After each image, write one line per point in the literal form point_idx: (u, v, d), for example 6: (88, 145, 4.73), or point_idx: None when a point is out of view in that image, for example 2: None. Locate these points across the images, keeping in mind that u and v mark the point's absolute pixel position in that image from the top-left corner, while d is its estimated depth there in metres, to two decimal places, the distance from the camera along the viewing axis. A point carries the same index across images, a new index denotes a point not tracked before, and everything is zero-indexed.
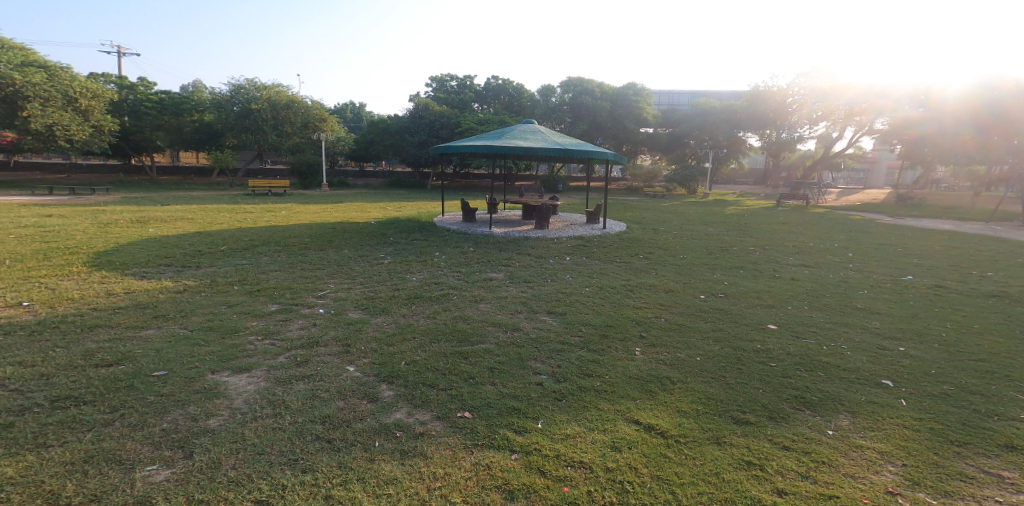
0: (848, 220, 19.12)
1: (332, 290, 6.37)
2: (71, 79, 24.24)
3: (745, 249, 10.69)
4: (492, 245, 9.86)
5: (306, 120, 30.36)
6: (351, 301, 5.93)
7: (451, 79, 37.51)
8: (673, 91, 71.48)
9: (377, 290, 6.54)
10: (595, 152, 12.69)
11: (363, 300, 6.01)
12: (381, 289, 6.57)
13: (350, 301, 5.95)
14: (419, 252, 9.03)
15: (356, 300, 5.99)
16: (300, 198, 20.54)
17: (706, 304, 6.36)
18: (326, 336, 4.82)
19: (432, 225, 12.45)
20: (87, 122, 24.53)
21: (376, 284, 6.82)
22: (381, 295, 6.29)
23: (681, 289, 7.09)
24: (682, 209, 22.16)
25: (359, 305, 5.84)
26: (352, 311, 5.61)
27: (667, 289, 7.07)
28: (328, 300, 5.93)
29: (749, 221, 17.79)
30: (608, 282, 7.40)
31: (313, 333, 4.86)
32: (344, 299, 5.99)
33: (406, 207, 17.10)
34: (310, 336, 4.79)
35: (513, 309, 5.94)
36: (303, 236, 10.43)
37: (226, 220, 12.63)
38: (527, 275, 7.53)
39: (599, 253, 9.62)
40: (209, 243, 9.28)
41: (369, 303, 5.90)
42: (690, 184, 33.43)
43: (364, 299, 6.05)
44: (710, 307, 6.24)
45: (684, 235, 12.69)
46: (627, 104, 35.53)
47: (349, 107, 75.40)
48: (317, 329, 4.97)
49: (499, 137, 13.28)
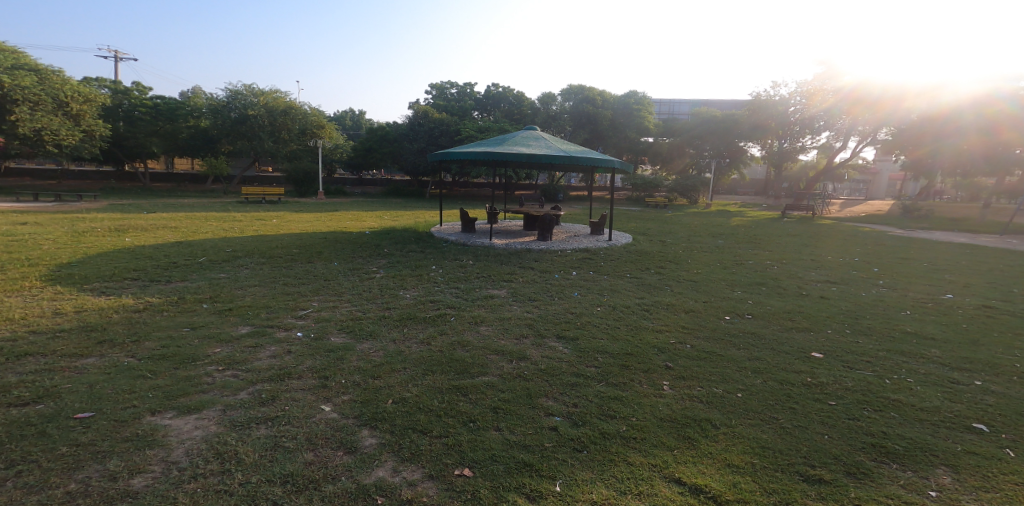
0: (859, 232, 18.50)
1: (315, 309, 5.68)
2: (63, 82, 23.66)
3: (762, 263, 10.02)
4: (492, 258, 9.22)
5: (304, 126, 29.78)
6: (335, 323, 5.24)
7: (450, 86, 37.15)
8: (673, 100, 71.26)
9: (365, 309, 5.85)
10: (602, 159, 12.04)
11: (348, 321, 5.33)
12: (370, 308, 5.88)
13: (333, 322, 5.26)
14: (413, 265, 8.35)
15: (340, 322, 5.30)
16: (294, 206, 19.92)
17: (733, 327, 5.69)
18: (301, 366, 4.14)
19: (429, 235, 11.79)
20: (77, 127, 23.90)
21: (365, 301, 6.15)
22: (369, 315, 5.63)
23: (702, 309, 6.43)
24: (686, 220, 21.55)
25: (343, 327, 5.15)
26: (334, 335, 4.92)
27: (687, 308, 6.42)
28: (308, 321, 5.24)
29: (757, 232, 17.17)
30: (621, 300, 6.75)
31: (285, 363, 4.17)
32: (328, 320, 5.31)
33: (402, 216, 16.46)
34: (282, 365, 4.10)
35: (519, 332, 5.26)
36: (292, 246, 9.75)
37: (213, 229, 11.97)
38: (532, 293, 6.85)
39: (607, 267, 8.98)
40: (188, 254, 8.60)
41: (356, 325, 5.22)
42: (691, 194, 32.96)
43: (349, 321, 5.36)
44: (739, 331, 5.58)
45: (693, 247, 12.05)
46: (628, 113, 35.07)
47: (347, 115, 74.98)
48: (291, 357, 4.28)
49: (500, 144, 12.64)
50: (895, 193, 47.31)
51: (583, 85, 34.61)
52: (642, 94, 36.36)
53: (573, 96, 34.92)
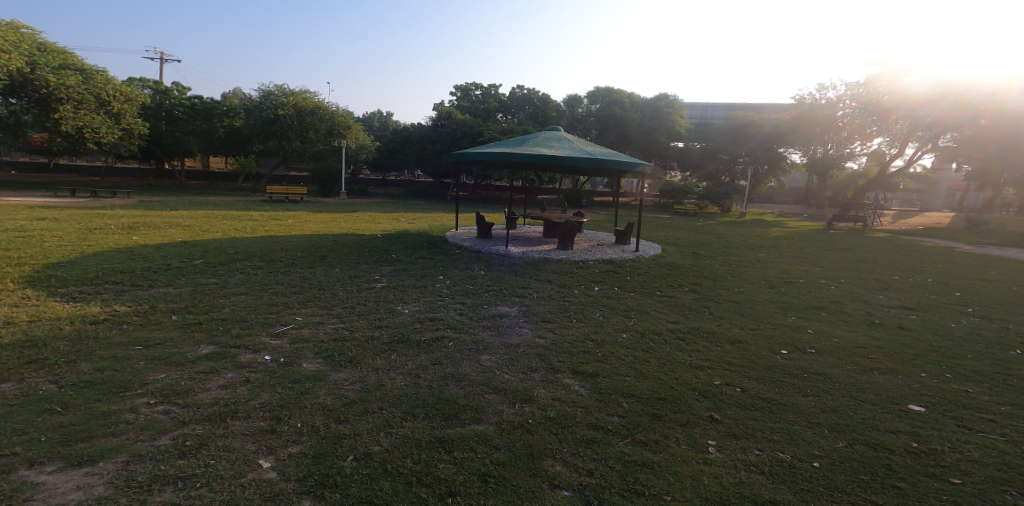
0: (917, 247, 16.76)
1: (296, 325, 4.93)
2: (106, 82, 23.43)
3: (813, 282, 8.83)
4: (506, 268, 8.40)
5: (331, 127, 29.78)
6: (315, 343, 4.51)
7: (475, 88, 36.71)
8: (706, 104, 68.85)
9: (354, 327, 5.10)
10: (630, 163, 11.05)
11: (330, 342, 4.57)
12: (360, 326, 5.13)
13: (312, 342, 4.52)
14: (419, 275, 7.59)
15: (319, 342, 4.55)
16: (315, 206, 19.59)
17: (793, 365, 4.66)
18: (255, 400, 3.38)
19: (443, 240, 11.05)
20: (118, 126, 23.74)
21: (357, 317, 5.41)
22: (358, 334, 4.88)
23: (752, 338, 5.41)
24: (720, 229, 20.21)
25: (319, 350, 4.37)
26: (308, 358, 4.17)
27: (733, 337, 5.43)
28: (284, 340, 4.50)
29: (799, 245, 15.78)
30: (652, 324, 5.78)
31: (237, 394, 3.43)
32: (307, 339, 4.57)
33: (420, 219, 15.84)
34: (231, 399, 3.36)
35: (527, 365, 4.41)
36: (297, 249, 9.14)
37: (226, 228, 11.50)
38: (547, 312, 5.96)
39: (635, 281, 8.02)
40: (187, 254, 8.05)
41: (336, 348, 4.46)
42: (723, 201, 31.34)
43: (330, 342, 4.59)
44: (802, 371, 4.54)
45: (731, 261, 10.91)
46: (658, 116, 33.73)
47: (375, 117, 75.51)
48: (248, 387, 3.55)
49: (520, 144, 11.83)
50: (953, 205, 43.94)
51: (610, 87, 33.46)
52: (675, 96, 34.92)
53: (600, 99, 33.81)
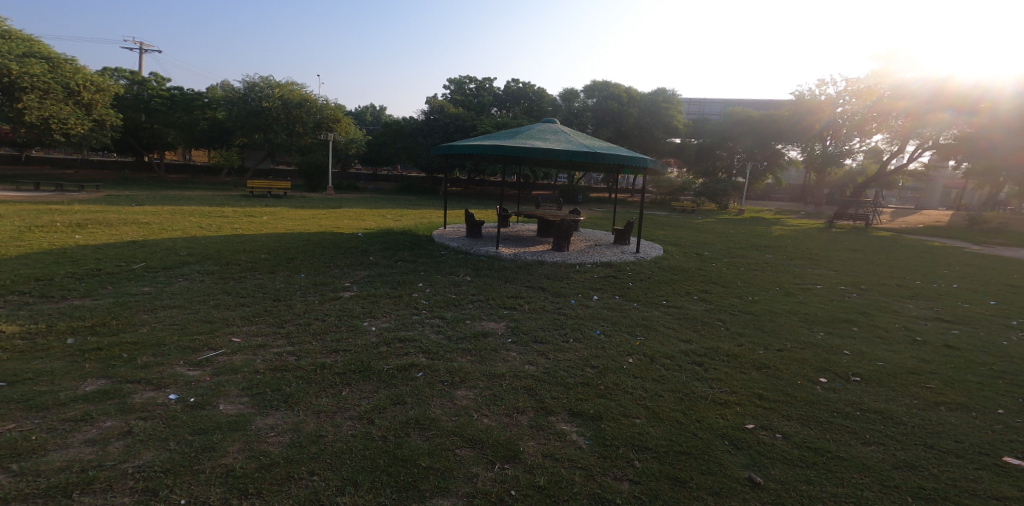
0: (928, 247, 16.03)
1: (228, 349, 3.99)
2: (74, 71, 21.66)
3: (834, 288, 8.02)
4: (495, 272, 7.53)
5: (318, 120, 28.68)
6: (244, 373, 3.59)
7: (469, 82, 35.69)
8: (705, 100, 68.12)
9: (303, 350, 4.18)
10: (631, 157, 10.14)
11: (265, 372, 3.66)
12: (309, 349, 4.20)
13: (241, 372, 3.61)
14: (395, 281, 6.67)
15: (251, 371, 3.64)
16: (297, 202, 18.54)
17: (841, 399, 3.85)
18: (131, 463, 2.48)
19: (429, 240, 10.12)
20: (88, 117, 21.90)
21: (311, 337, 4.49)
22: (305, 360, 3.98)
23: (782, 362, 4.57)
24: (721, 228, 19.41)
25: (248, 384, 3.45)
26: (227, 395, 3.26)
27: (759, 360, 4.59)
28: (204, 370, 3.57)
29: (806, 245, 14.97)
30: (662, 346, 4.94)
31: (104, 454, 2.52)
32: (235, 368, 3.65)
33: (407, 216, 14.87)
34: (93, 462, 2.46)
35: (513, 405, 3.57)
36: (263, 249, 8.13)
37: (190, 225, 10.46)
38: (540, 330, 5.08)
39: (638, 289, 7.16)
40: (132, 255, 7.06)
41: (270, 380, 3.54)
42: (721, 199, 30.70)
43: (265, 372, 3.67)
44: (853, 408, 3.70)
45: (740, 263, 10.09)
46: (656, 111, 32.92)
47: (369, 111, 73.85)
48: (127, 441, 2.64)
49: (512, 136, 10.91)
50: (951, 203, 43.40)
51: (608, 81, 32.72)
52: (672, 91, 34.12)
53: (597, 93, 33.13)
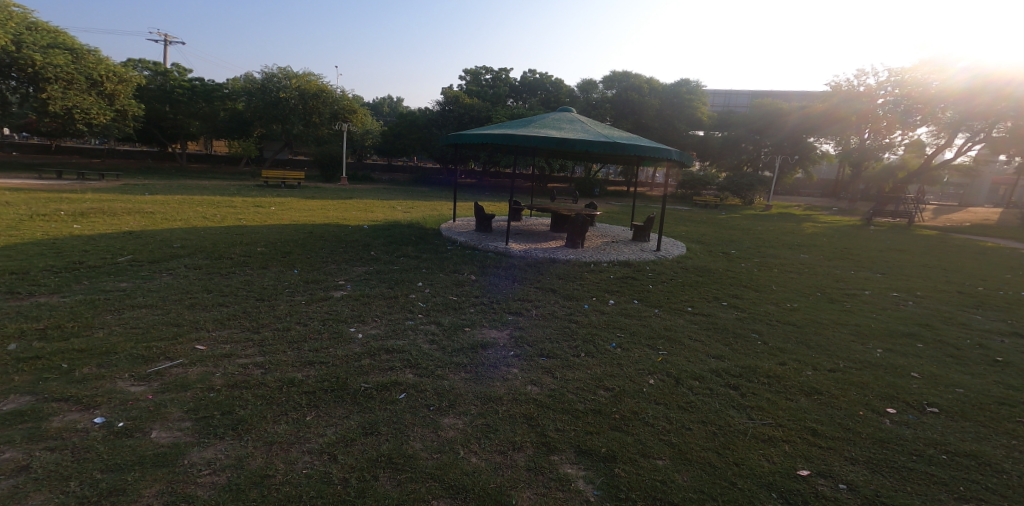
0: (977, 247, 14.80)
1: (186, 359, 3.54)
2: (98, 62, 21.65)
3: (882, 294, 7.19)
4: (501, 270, 6.97)
5: (335, 111, 28.47)
6: (194, 390, 3.16)
7: (486, 72, 35.00)
8: (730, 92, 65.72)
9: (274, 359, 3.71)
10: (655, 147, 9.38)
11: (221, 388, 3.21)
12: (280, 358, 3.73)
13: (191, 388, 3.17)
14: (393, 279, 6.13)
15: (205, 387, 3.20)
16: (309, 192, 18.25)
17: (919, 435, 3.17)
18: None
19: (436, 234, 9.57)
20: (111, 107, 21.92)
21: (288, 342, 4.03)
22: (273, 372, 3.52)
23: (835, 385, 3.88)
24: (748, 224, 18.43)
25: (196, 405, 3.00)
26: (165, 418, 2.84)
27: (808, 383, 3.90)
28: (149, 385, 3.16)
29: (843, 244, 13.96)
30: (688, 364, 4.31)
31: None
32: (185, 383, 3.22)
33: (418, 208, 14.40)
34: None
35: (509, 440, 3.04)
36: (262, 242, 7.67)
37: (194, 215, 10.10)
38: (547, 343, 4.53)
39: (660, 292, 6.48)
40: (121, 248, 6.70)
41: (222, 400, 3.09)
42: (746, 193, 29.10)
43: (220, 390, 3.21)
44: (937, 450, 3.01)
45: (774, 264, 9.28)
46: (679, 102, 31.60)
47: (385, 103, 73.59)
48: (17, 481, 2.26)
49: (526, 125, 10.26)
50: (996, 200, 40.82)
51: (628, 71, 31.51)
52: (697, 82, 32.76)
53: (616, 84, 31.94)
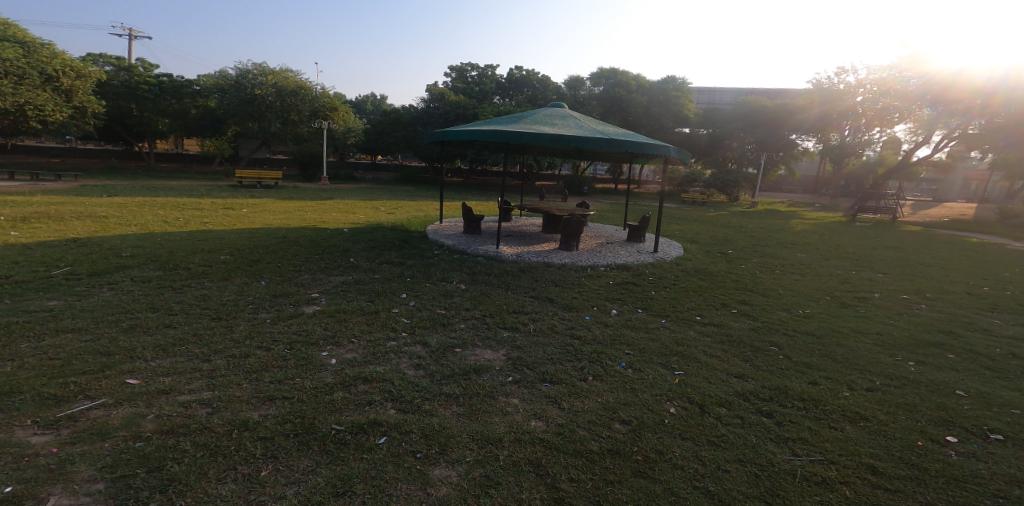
0: (970, 244, 14.70)
1: (110, 398, 2.90)
2: (52, 56, 20.31)
3: (895, 296, 6.84)
4: (494, 276, 6.41)
5: (314, 108, 27.50)
6: (114, 440, 2.53)
7: (471, 69, 34.36)
8: (715, 89, 66.18)
9: (225, 393, 3.08)
10: (653, 144, 8.87)
11: (151, 436, 2.58)
12: (233, 391, 3.11)
13: (111, 437, 2.54)
14: (373, 290, 5.51)
15: (129, 435, 2.57)
16: (287, 192, 17.38)
17: (997, 472, 2.81)
18: None
19: (422, 237, 8.96)
20: (69, 104, 20.59)
21: (246, 371, 3.40)
22: (222, 411, 2.90)
23: (880, 409, 3.47)
24: (739, 222, 18.18)
25: (112, 463, 2.37)
26: (69, 480, 2.23)
27: (849, 408, 3.48)
28: (56, 435, 2.52)
29: (839, 241, 13.73)
30: (711, 386, 3.85)
31: None
32: (103, 430, 2.59)
33: (401, 209, 13.72)
34: None
35: (517, 497, 2.51)
36: (227, 248, 6.94)
37: (154, 218, 9.25)
38: (550, 365, 4.00)
39: (664, 299, 6.00)
40: (63, 258, 5.94)
41: (151, 451, 2.47)
42: (732, 190, 29.06)
43: (150, 439, 2.58)
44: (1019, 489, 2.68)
45: (776, 265, 8.91)
46: (666, 99, 31.35)
47: (368, 101, 72.33)
48: None
49: (515, 121, 9.68)
50: (973, 195, 41.70)
51: (616, 68, 31.22)
52: (683, 80, 32.67)
53: (604, 81, 31.75)
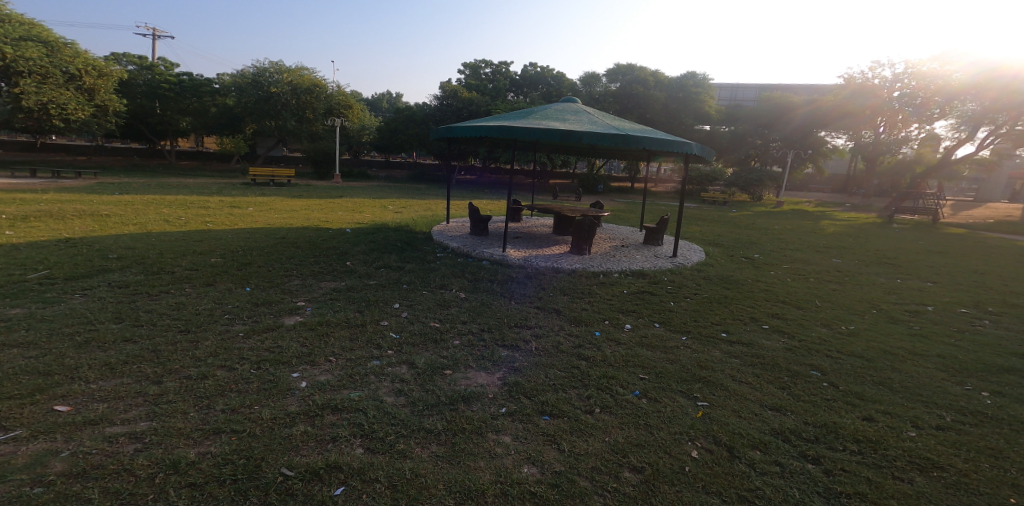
0: (1015, 248, 13.65)
1: (24, 431, 2.51)
2: (75, 55, 20.57)
3: (946, 309, 6.13)
4: (496, 283, 5.91)
5: (329, 106, 27.43)
6: (9, 486, 2.15)
7: (485, 66, 33.90)
8: (736, 85, 64.57)
9: (162, 425, 2.67)
10: (672, 140, 8.24)
11: (53, 481, 2.19)
12: (173, 422, 2.69)
13: (6, 482, 2.17)
14: (364, 299, 5.05)
15: (29, 479, 2.19)
16: (297, 191, 17.17)
17: None
18: None
19: (426, 239, 8.50)
20: (91, 102, 20.83)
21: (197, 396, 2.98)
22: (153, 447, 2.48)
23: (956, 455, 2.96)
24: (762, 222, 17.34)
25: None
26: None
27: (918, 453, 2.96)
28: None
29: (871, 244, 12.86)
30: (744, 420, 3.32)
31: None
32: (1, 473, 2.20)
33: (410, 208, 13.30)
34: None
35: None
36: (219, 249, 6.56)
37: (155, 217, 8.98)
38: (551, 392, 3.50)
39: (685, 311, 5.40)
40: (42, 260, 5.63)
41: (46, 502, 2.08)
42: (754, 189, 28.02)
43: (52, 487, 2.17)
44: None
45: (807, 271, 8.21)
46: (686, 95, 30.38)
47: (385, 99, 72.91)
48: None
49: (525, 116, 9.13)
50: (1012, 194, 39.61)
51: (633, 64, 30.45)
52: (704, 75, 31.62)
53: (621, 77, 30.98)
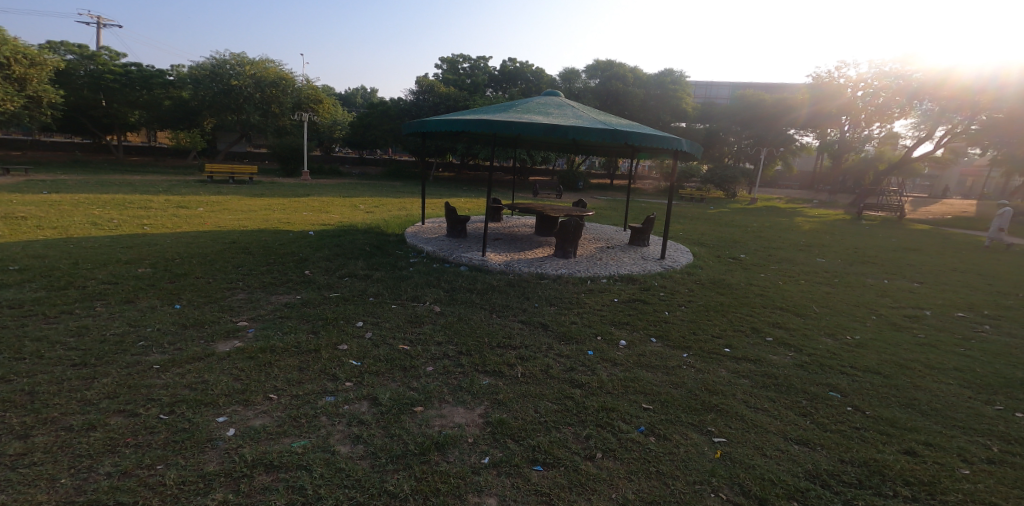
0: (989, 245, 13.76)
1: None
2: (4, 41, 18.59)
3: (950, 314, 5.81)
4: (475, 292, 5.28)
5: (296, 99, 26.10)
6: None
7: (463, 61, 33.00)
8: (711, 83, 65.55)
9: (14, 501, 2.04)
10: (660, 136, 7.76)
11: None
12: (30, 497, 2.06)
13: None
14: (320, 317, 4.34)
15: None
16: (259, 188, 16.06)
17: None
18: None
19: (397, 241, 7.81)
20: (21, 93, 19.00)
21: (75, 456, 2.32)
22: None
23: (1019, 499, 2.53)
24: (742, 220, 17.17)
25: None
26: None
27: (977, 498, 2.52)
28: None
29: (853, 243, 12.71)
30: (771, 460, 2.82)
31: None
32: None
33: (381, 208, 12.50)
34: None
35: None
36: (151, 258, 5.72)
37: (84, 220, 7.95)
38: (541, 434, 2.93)
39: (683, 323, 4.90)
40: None
41: None
42: (729, 185, 28.02)
43: None
44: None
45: (799, 272, 7.87)
46: (663, 93, 30.31)
47: (359, 94, 71.04)
48: None
49: (504, 110, 8.50)
50: (970, 191, 41.21)
51: (613, 60, 30.11)
52: (681, 73, 31.64)
53: (600, 73, 30.62)
